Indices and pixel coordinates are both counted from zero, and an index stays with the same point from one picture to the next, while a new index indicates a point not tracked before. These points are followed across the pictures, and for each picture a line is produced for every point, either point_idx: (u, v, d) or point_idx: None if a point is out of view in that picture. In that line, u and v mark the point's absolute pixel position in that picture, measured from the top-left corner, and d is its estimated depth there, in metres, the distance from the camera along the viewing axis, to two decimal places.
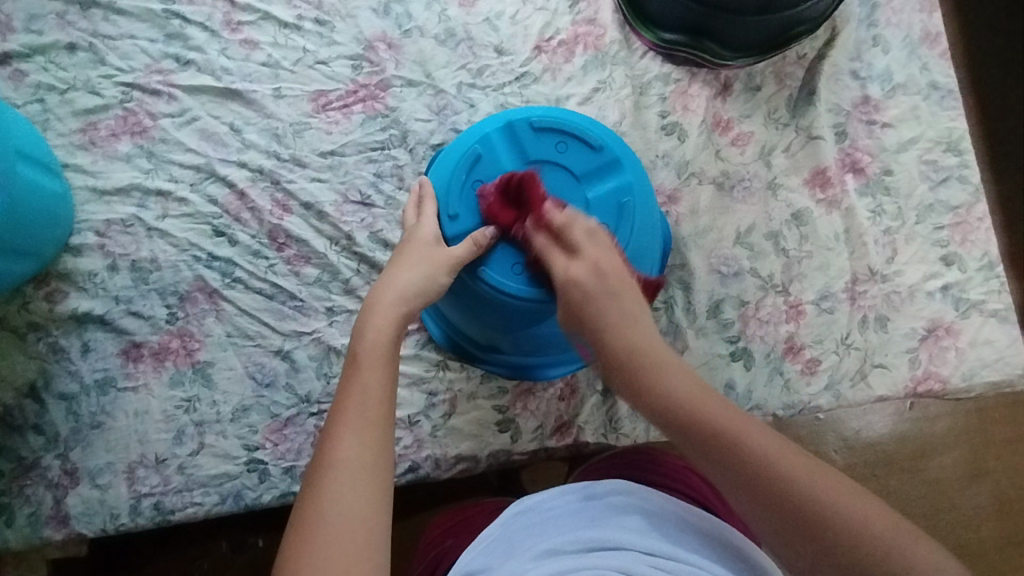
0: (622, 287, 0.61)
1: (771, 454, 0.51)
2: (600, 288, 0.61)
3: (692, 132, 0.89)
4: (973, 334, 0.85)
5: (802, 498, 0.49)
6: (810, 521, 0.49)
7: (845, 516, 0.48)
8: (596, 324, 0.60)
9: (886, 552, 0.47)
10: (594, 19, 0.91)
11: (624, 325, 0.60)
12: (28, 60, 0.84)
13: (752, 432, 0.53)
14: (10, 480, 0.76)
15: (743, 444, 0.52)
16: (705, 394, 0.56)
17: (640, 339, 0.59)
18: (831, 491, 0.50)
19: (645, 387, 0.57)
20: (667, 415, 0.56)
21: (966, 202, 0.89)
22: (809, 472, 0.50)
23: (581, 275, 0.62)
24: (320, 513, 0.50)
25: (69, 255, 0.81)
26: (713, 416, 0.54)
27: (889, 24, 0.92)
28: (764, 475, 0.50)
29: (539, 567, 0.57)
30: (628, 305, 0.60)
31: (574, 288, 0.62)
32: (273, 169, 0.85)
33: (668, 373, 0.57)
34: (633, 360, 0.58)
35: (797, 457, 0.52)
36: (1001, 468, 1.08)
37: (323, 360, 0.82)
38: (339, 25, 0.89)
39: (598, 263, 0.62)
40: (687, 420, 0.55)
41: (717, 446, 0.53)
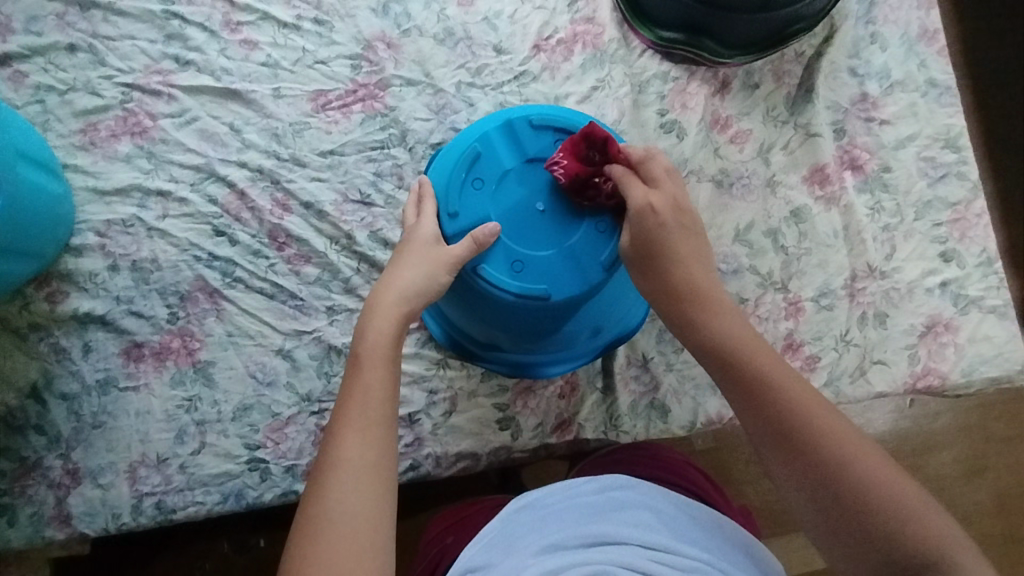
0: (693, 225, 0.65)
1: (803, 402, 0.58)
2: (674, 222, 0.64)
3: (691, 130, 0.89)
4: (972, 330, 0.85)
5: (824, 444, 0.56)
6: (824, 466, 0.55)
7: (865, 477, 0.55)
8: (662, 259, 0.64)
9: (899, 515, 0.53)
10: (592, 17, 0.91)
11: (687, 262, 0.65)
12: (28, 61, 0.85)
13: (790, 382, 0.60)
14: (11, 481, 0.76)
15: (780, 388, 0.59)
16: (754, 342, 0.63)
17: (699, 279, 0.65)
18: (852, 442, 0.56)
19: (698, 322, 0.64)
20: (714, 349, 0.63)
21: (965, 198, 0.89)
22: (836, 421, 0.57)
23: (659, 205, 0.64)
24: (325, 512, 0.51)
25: (69, 255, 0.82)
26: (756, 362, 0.61)
27: (887, 22, 0.92)
28: (792, 418, 0.58)
29: (539, 563, 0.57)
30: (693, 245, 0.65)
31: (646, 217, 0.64)
32: (272, 169, 0.85)
33: (722, 313, 0.64)
34: (686, 298, 0.64)
35: (828, 410, 0.58)
36: (1001, 464, 1.09)
37: (324, 359, 0.82)
38: (337, 25, 0.89)
39: (676, 198, 0.65)
40: (733, 357, 0.62)
41: (755, 387, 0.60)
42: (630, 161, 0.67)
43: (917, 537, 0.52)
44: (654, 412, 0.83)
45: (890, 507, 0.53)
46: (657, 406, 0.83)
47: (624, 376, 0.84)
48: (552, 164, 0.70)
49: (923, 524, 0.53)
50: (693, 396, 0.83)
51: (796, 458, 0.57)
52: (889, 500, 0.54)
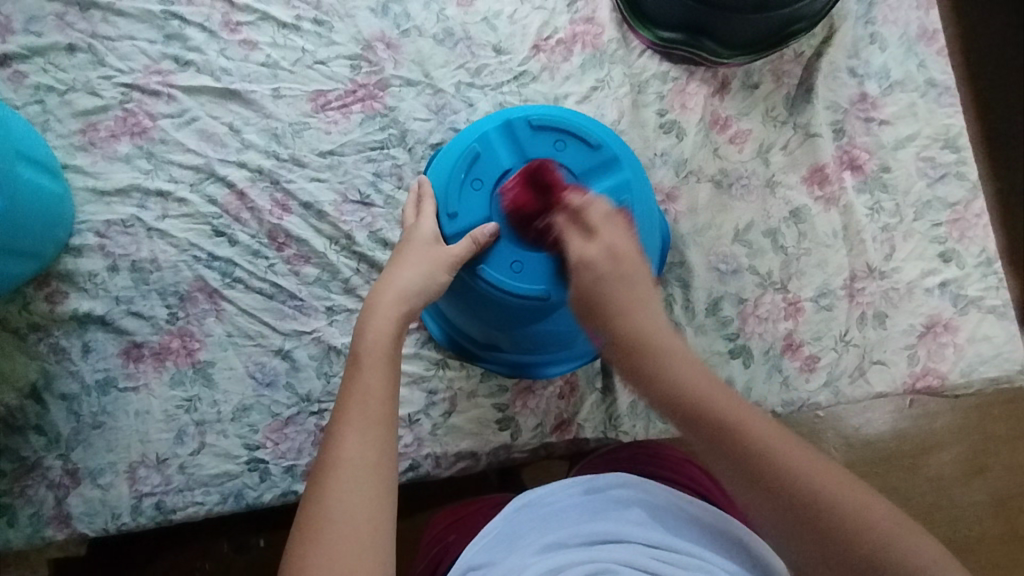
0: (633, 268, 0.60)
1: (776, 448, 0.52)
2: (612, 270, 0.59)
3: (690, 130, 0.89)
4: (971, 330, 0.85)
5: (804, 496, 0.50)
6: (810, 519, 0.50)
7: (844, 517, 0.50)
8: (606, 310, 0.58)
9: (889, 550, 0.49)
10: (591, 18, 0.91)
11: (629, 310, 0.58)
12: (27, 61, 0.85)
13: (755, 426, 0.53)
14: (11, 481, 0.76)
15: (746, 439, 0.53)
16: (709, 384, 0.56)
17: (644, 326, 0.58)
18: (833, 484, 0.51)
19: (650, 378, 0.56)
20: (671, 406, 0.55)
21: (964, 198, 0.89)
22: (812, 463, 0.52)
23: (593, 256, 0.60)
24: (326, 513, 0.50)
25: (69, 255, 0.82)
26: (717, 409, 0.54)
27: (886, 22, 0.92)
28: (765, 471, 0.52)
29: (541, 562, 0.57)
30: (633, 289, 0.59)
31: (585, 272, 0.60)
32: (272, 169, 0.85)
33: (675, 363, 0.56)
34: (638, 352, 0.57)
35: (796, 447, 0.53)
36: (1001, 464, 1.08)
37: (324, 359, 0.82)
38: (337, 25, 0.89)
39: (610, 245, 0.60)
40: (691, 413, 0.55)
41: (723, 442, 0.53)
42: (564, 210, 0.65)
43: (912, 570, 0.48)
44: (654, 412, 0.83)
45: (886, 552, 0.49)
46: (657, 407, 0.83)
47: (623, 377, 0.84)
48: (503, 190, 0.72)
49: (915, 553, 0.49)
50: None
51: (775, 503, 0.51)
52: (883, 545, 0.49)
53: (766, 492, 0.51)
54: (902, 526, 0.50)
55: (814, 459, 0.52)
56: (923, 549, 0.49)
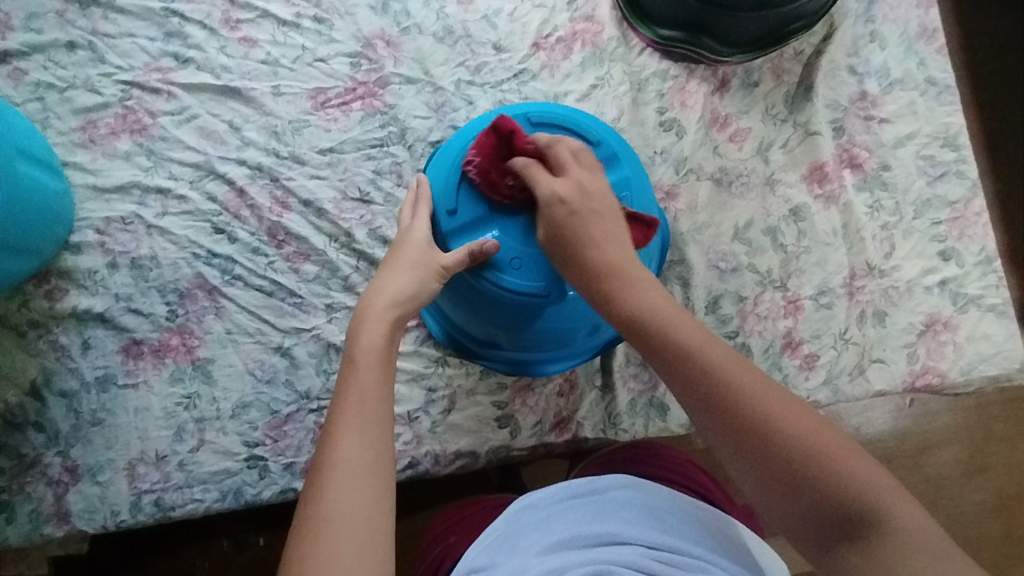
0: (603, 207, 0.63)
1: (722, 365, 0.52)
2: (585, 205, 0.63)
3: (690, 128, 0.89)
4: (970, 329, 0.85)
5: (745, 407, 0.50)
6: (753, 435, 0.49)
7: (789, 434, 0.48)
8: (578, 241, 0.61)
9: (833, 471, 0.47)
10: (591, 16, 0.91)
11: (599, 242, 0.61)
12: (27, 58, 0.85)
13: (709, 346, 0.54)
14: (10, 478, 0.76)
15: (695, 356, 0.53)
16: (674, 312, 0.57)
17: (611, 257, 0.60)
18: (782, 405, 0.50)
19: (614, 297, 0.59)
20: (630, 327, 0.57)
21: (963, 197, 0.89)
22: (762, 382, 0.51)
23: (566, 192, 0.63)
24: (322, 513, 0.50)
25: (68, 253, 0.82)
26: (672, 328, 0.55)
27: (886, 20, 0.92)
28: (711, 386, 0.52)
29: (542, 563, 0.57)
30: (603, 225, 0.62)
31: (557, 206, 0.63)
32: (272, 166, 0.85)
33: (641, 289, 0.58)
34: (604, 278, 0.60)
35: (754, 371, 0.52)
36: (1001, 464, 1.09)
37: (323, 356, 0.82)
38: (337, 23, 0.89)
39: (582, 184, 0.64)
40: (647, 332, 0.56)
41: (674, 360, 0.54)
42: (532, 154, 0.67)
43: (853, 492, 0.46)
44: (653, 410, 0.83)
45: (826, 472, 0.47)
46: (656, 405, 0.83)
47: (622, 374, 0.83)
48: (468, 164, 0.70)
49: (862, 479, 0.47)
50: None
51: (723, 422, 0.51)
52: (823, 464, 0.47)
53: (714, 409, 0.51)
54: (853, 452, 0.48)
55: (769, 383, 0.51)
56: (872, 478, 0.47)
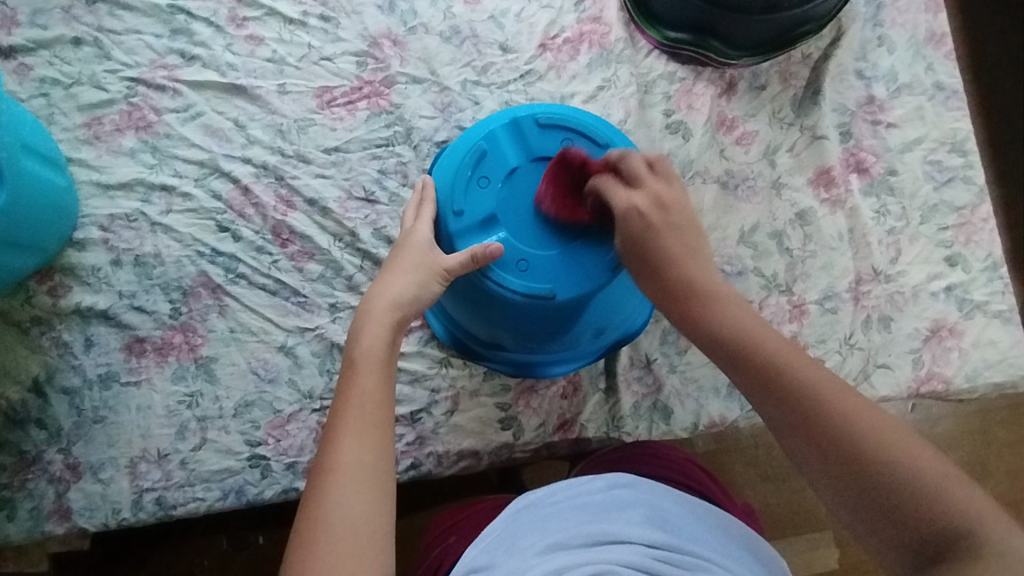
0: (682, 219, 0.63)
1: (814, 386, 0.53)
2: (665, 218, 0.63)
3: (696, 131, 0.89)
4: (976, 335, 0.84)
5: (832, 422, 0.51)
6: (843, 453, 0.50)
7: (875, 449, 0.49)
8: (659, 257, 0.62)
9: (921, 487, 0.47)
10: (598, 17, 0.91)
11: (683, 256, 0.62)
12: (32, 54, 0.84)
13: (797, 362, 0.55)
14: (12, 474, 0.76)
15: (785, 370, 0.55)
16: (764, 335, 0.57)
17: (694, 274, 0.61)
18: (874, 427, 0.50)
19: (698, 317, 0.60)
20: (714, 341, 0.59)
21: (970, 202, 0.89)
22: (853, 401, 0.52)
23: (641, 205, 0.63)
24: (324, 516, 0.50)
25: (72, 249, 0.81)
26: (758, 345, 0.57)
27: (894, 25, 0.92)
28: (802, 403, 0.53)
29: (543, 563, 0.57)
30: (681, 240, 0.62)
31: (631, 221, 0.63)
32: (276, 165, 0.85)
33: (723, 304, 0.60)
34: (684, 295, 0.61)
35: (846, 391, 0.53)
36: (1001, 470, 1.09)
37: (326, 356, 0.82)
38: (344, 22, 0.89)
39: (658, 196, 0.63)
40: (731, 346, 0.58)
41: (760, 374, 0.56)
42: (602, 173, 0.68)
43: (939, 506, 0.46)
44: (657, 413, 0.82)
45: (921, 494, 0.47)
46: (660, 408, 0.82)
47: (626, 377, 0.83)
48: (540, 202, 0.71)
49: (954, 497, 0.46)
50: (696, 398, 0.83)
51: (811, 439, 0.52)
52: (916, 485, 0.47)
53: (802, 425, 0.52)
54: (946, 474, 0.48)
55: (861, 404, 0.52)
56: (966, 500, 0.46)
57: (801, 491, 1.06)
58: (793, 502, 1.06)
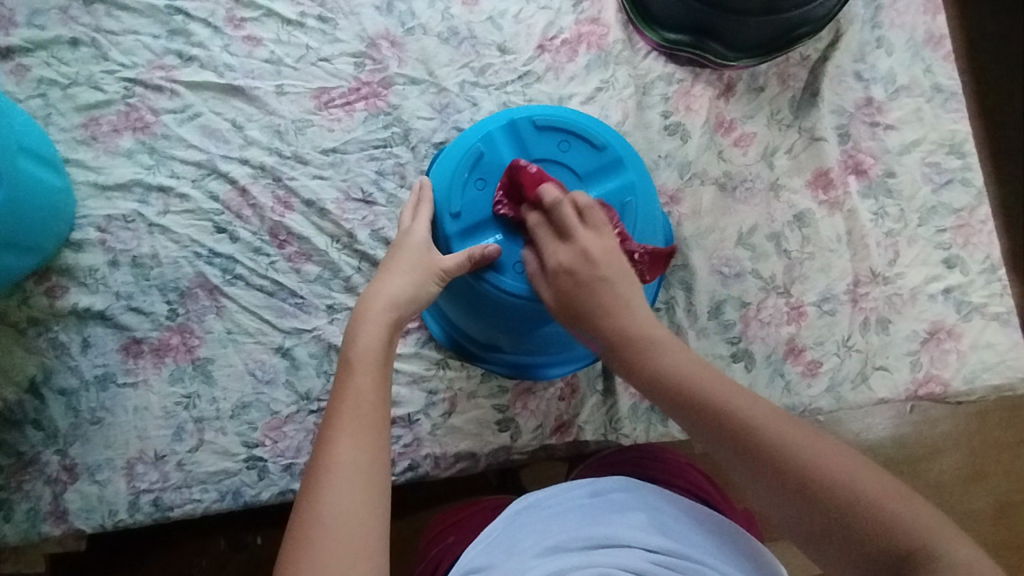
0: (613, 271, 0.61)
1: (753, 419, 0.53)
2: (591, 271, 0.61)
3: (695, 133, 0.89)
4: (974, 337, 0.84)
5: (773, 456, 0.51)
6: (795, 492, 0.49)
7: (818, 479, 0.49)
8: (590, 314, 0.61)
9: (870, 513, 0.47)
10: (597, 18, 0.91)
11: (613, 308, 0.61)
12: (29, 55, 0.84)
13: (736, 398, 0.54)
14: (8, 476, 0.76)
15: (725, 412, 0.54)
16: (699, 370, 0.57)
17: (634, 324, 0.60)
18: (810, 450, 0.50)
19: (634, 365, 0.60)
20: (656, 389, 0.58)
21: (968, 204, 0.88)
22: (788, 430, 0.52)
23: (569, 261, 0.62)
24: (319, 516, 0.50)
25: (69, 251, 0.81)
26: (698, 384, 0.56)
27: (892, 26, 0.92)
28: (747, 442, 0.52)
29: (542, 565, 0.57)
30: (617, 291, 0.61)
31: (563, 278, 0.62)
32: (274, 166, 0.85)
33: (662, 351, 0.59)
34: (627, 345, 0.60)
35: (783, 420, 0.52)
36: (999, 472, 1.09)
37: (324, 358, 0.82)
38: (341, 23, 0.89)
39: (587, 248, 0.61)
40: (673, 392, 0.57)
41: (704, 419, 0.55)
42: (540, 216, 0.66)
43: (890, 529, 0.46)
44: (654, 415, 0.83)
45: (874, 523, 0.46)
46: (657, 410, 0.82)
47: (624, 379, 0.83)
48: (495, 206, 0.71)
49: (900, 516, 0.46)
50: None
51: (759, 474, 0.51)
52: (868, 515, 0.47)
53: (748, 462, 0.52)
54: (892, 494, 0.48)
55: (801, 432, 0.51)
56: (916, 519, 0.46)
57: None
58: None
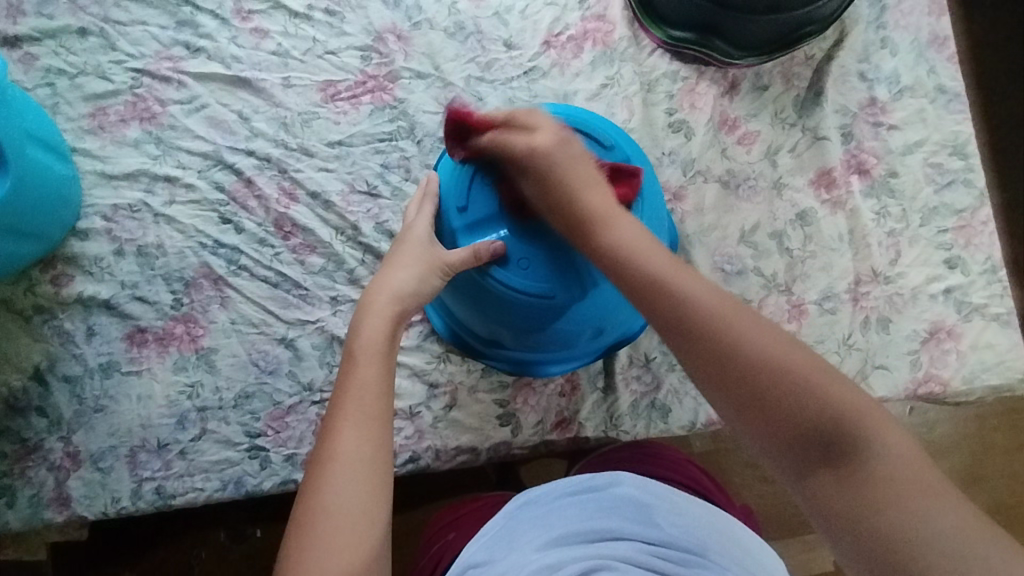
0: (580, 152, 0.66)
1: (698, 297, 0.54)
2: (563, 153, 0.65)
3: (699, 130, 0.89)
4: (974, 338, 0.85)
5: (716, 342, 0.52)
6: (739, 375, 0.51)
7: (764, 363, 0.50)
8: (568, 188, 0.64)
9: (809, 395, 0.49)
10: (603, 15, 0.91)
11: (585, 187, 0.64)
12: (38, 43, 0.85)
13: (685, 277, 0.56)
14: (12, 462, 0.76)
15: (683, 293, 0.55)
16: (647, 242, 0.60)
17: (590, 199, 0.63)
18: (756, 334, 0.51)
19: (593, 241, 0.61)
20: (610, 260, 0.60)
21: (970, 205, 0.89)
22: (730, 306, 0.53)
23: (545, 146, 0.65)
24: (322, 507, 0.51)
25: (75, 239, 0.82)
26: (648, 266, 0.57)
27: (898, 27, 0.92)
28: (689, 319, 0.53)
29: (542, 557, 0.58)
30: (582, 170, 0.64)
31: (540, 151, 0.65)
32: (280, 158, 0.85)
33: (621, 225, 0.61)
34: (584, 221, 0.62)
35: (727, 302, 0.54)
36: (998, 475, 1.09)
37: (326, 349, 0.82)
38: (348, 16, 0.89)
39: (560, 132, 0.67)
40: (627, 268, 0.58)
41: (649, 294, 0.56)
42: (498, 124, 0.69)
43: (827, 411, 0.49)
44: (654, 412, 0.83)
45: (819, 408, 0.49)
46: (657, 407, 0.83)
47: (624, 375, 0.83)
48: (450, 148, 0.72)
49: (835, 400, 0.49)
50: (694, 396, 0.83)
51: (701, 354, 0.52)
52: (818, 401, 0.49)
53: (688, 339, 0.53)
54: (838, 380, 0.50)
55: (746, 316, 0.53)
56: (859, 405, 0.49)
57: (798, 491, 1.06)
58: (790, 504, 1.07)
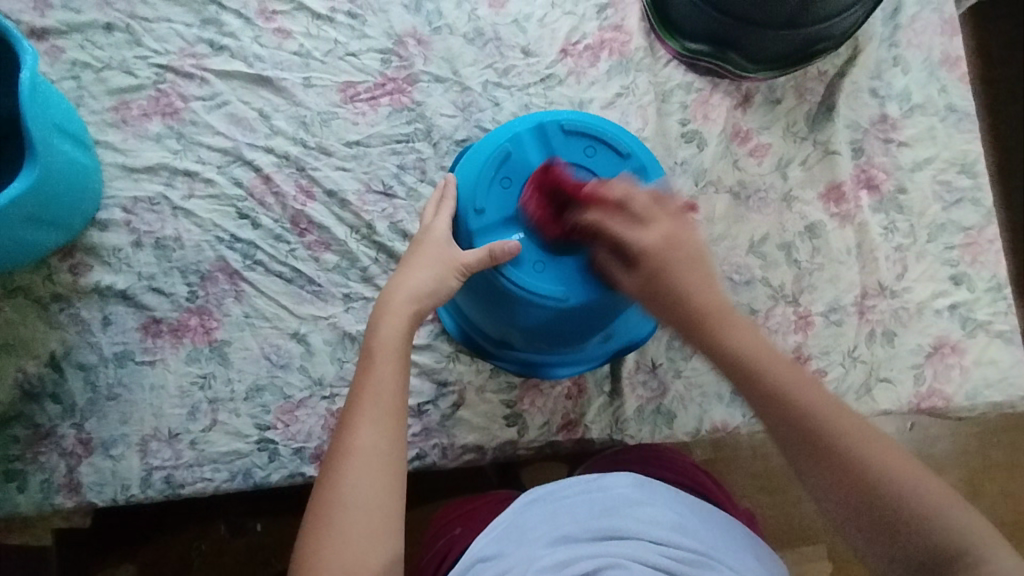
0: (694, 251, 0.66)
1: (814, 410, 0.61)
2: (677, 253, 0.66)
3: (711, 141, 0.91)
4: (977, 353, 0.86)
5: (834, 461, 0.59)
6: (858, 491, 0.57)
7: (878, 481, 0.57)
8: (682, 289, 0.65)
9: (923, 517, 0.55)
10: (619, 25, 0.93)
11: (698, 287, 0.66)
12: (64, 37, 0.86)
13: (801, 386, 0.62)
14: (24, 447, 0.77)
15: (799, 408, 0.61)
16: (763, 346, 0.64)
17: (706, 295, 0.66)
18: (863, 445, 0.59)
19: (712, 342, 0.65)
20: (728, 363, 0.64)
21: (978, 223, 0.90)
22: (842, 422, 0.60)
23: (655, 244, 0.66)
24: (339, 500, 0.54)
25: (94, 230, 0.83)
26: (771, 375, 0.63)
27: (910, 46, 0.94)
28: (810, 432, 0.60)
29: (552, 553, 0.59)
30: (698, 270, 0.66)
31: (650, 260, 0.66)
32: (298, 156, 0.87)
33: (733, 325, 0.65)
34: (698, 320, 0.65)
35: (839, 418, 0.60)
36: (996, 493, 1.10)
37: (338, 345, 0.83)
38: (370, 19, 0.91)
39: (667, 233, 0.66)
40: (747, 372, 0.63)
41: (771, 403, 0.62)
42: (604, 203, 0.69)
43: (938, 529, 0.55)
44: (660, 417, 0.84)
45: (931, 529, 0.55)
46: (663, 413, 0.84)
47: (631, 381, 0.84)
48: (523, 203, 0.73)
49: (946, 523, 0.55)
50: (700, 403, 0.84)
51: (820, 469, 0.59)
52: (932, 525, 0.55)
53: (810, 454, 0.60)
54: (945, 506, 0.56)
55: (860, 434, 0.59)
56: (965, 527, 0.55)
57: (799, 502, 1.07)
58: (790, 515, 1.07)
